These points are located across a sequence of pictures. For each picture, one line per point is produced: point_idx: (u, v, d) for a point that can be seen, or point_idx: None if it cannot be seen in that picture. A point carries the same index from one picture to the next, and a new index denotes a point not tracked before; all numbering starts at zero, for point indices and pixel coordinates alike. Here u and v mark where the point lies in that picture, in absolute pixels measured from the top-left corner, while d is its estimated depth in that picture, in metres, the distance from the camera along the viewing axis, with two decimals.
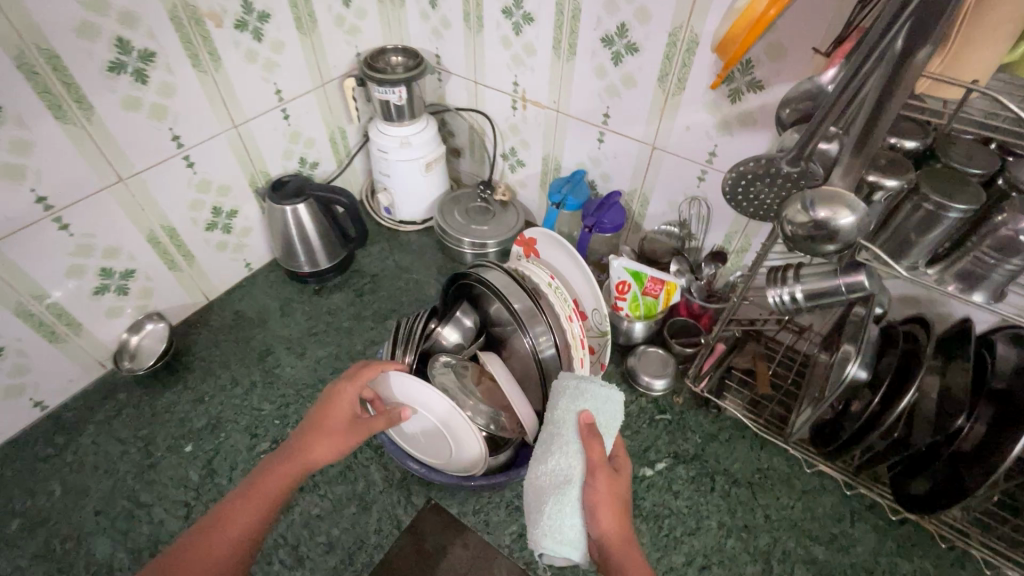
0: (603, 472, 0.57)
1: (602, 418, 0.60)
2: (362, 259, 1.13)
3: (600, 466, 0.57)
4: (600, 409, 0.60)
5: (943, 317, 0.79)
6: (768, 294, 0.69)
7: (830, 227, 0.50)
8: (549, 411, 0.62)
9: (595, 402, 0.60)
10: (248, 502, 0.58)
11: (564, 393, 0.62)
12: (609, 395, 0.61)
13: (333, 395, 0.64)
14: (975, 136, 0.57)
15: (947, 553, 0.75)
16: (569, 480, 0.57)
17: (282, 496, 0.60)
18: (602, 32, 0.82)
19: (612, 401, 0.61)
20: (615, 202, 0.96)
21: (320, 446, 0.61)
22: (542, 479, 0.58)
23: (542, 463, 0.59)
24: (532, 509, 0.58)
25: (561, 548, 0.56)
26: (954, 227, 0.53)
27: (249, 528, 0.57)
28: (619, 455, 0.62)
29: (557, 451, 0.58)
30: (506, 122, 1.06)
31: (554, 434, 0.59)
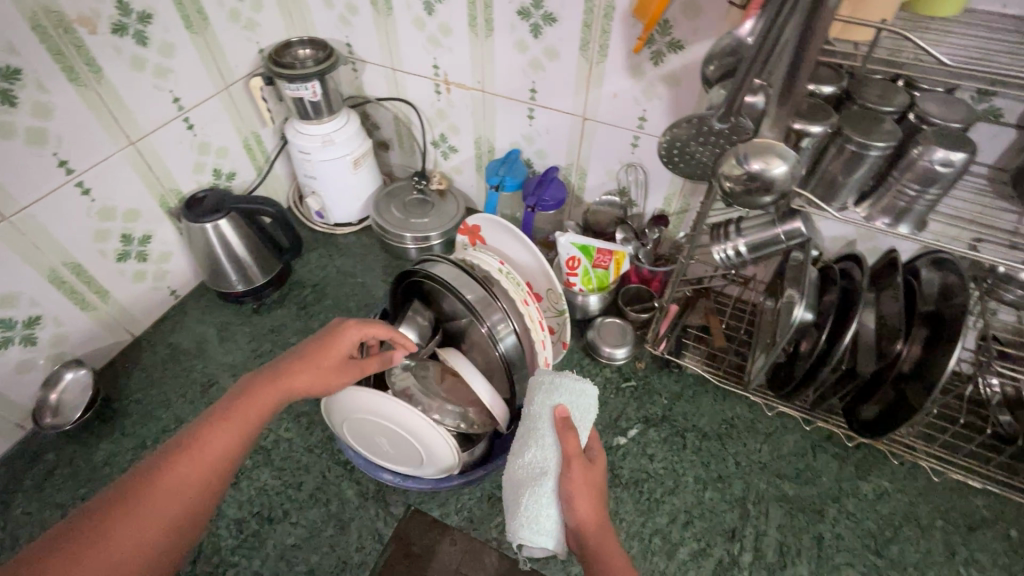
0: (578, 462, 0.56)
1: (578, 412, 0.60)
2: (300, 269, 1.07)
3: (575, 456, 0.56)
4: (575, 402, 0.60)
5: (872, 251, 0.84)
6: (713, 251, 0.70)
7: (764, 178, 0.51)
8: (526, 406, 0.62)
9: (569, 396, 0.60)
10: (228, 425, 0.53)
11: (539, 388, 0.61)
12: (583, 389, 0.61)
13: (341, 330, 0.63)
14: (884, 75, 0.60)
15: (900, 467, 0.81)
16: (545, 472, 0.57)
17: (261, 420, 0.56)
18: (518, 4, 0.80)
19: (586, 394, 0.61)
20: (554, 177, 0.95)
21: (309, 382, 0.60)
22: (519, 472, 0.58)
23: (519, 457, 0.59)
24: (509, 503, 0.58)
25: (537, 538, 0.56)
26: (876, 165, 0.55)
27: (227, 453, 0.53)
28: (596, 446, 0.61)
29: (534, 444, 0.58)
30: (432, 108, 1.02)
31: (530, 428, 0.59)
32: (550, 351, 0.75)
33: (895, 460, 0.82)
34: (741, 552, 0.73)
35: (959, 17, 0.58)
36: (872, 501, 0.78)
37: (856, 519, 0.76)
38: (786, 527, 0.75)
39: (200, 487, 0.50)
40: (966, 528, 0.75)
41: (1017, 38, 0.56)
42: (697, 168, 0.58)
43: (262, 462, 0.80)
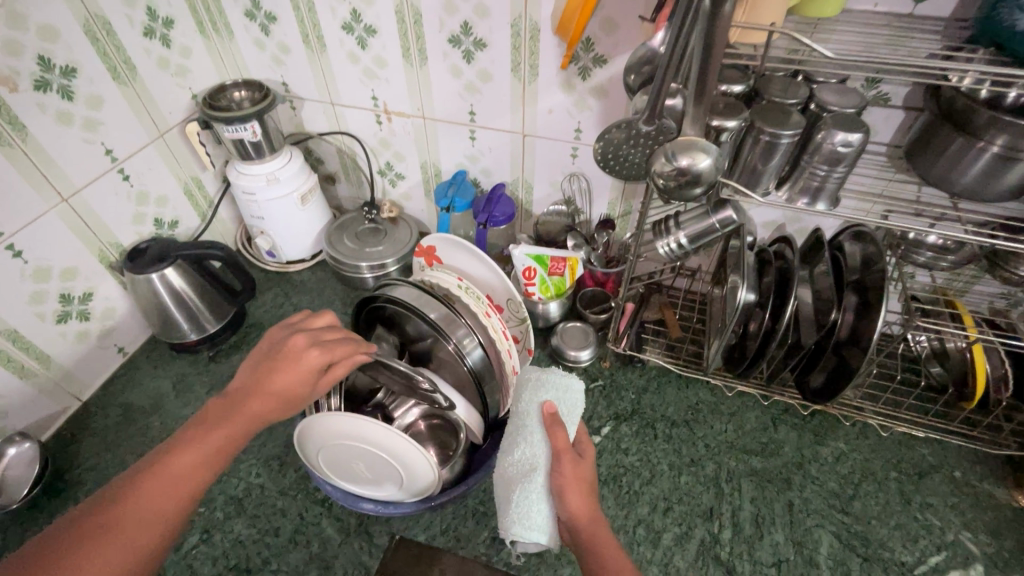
0: (566, 456, 0.58)
1: (565, 407, 0.61)
2: (255, 311, 1.05)
3: (565, 451, 0.58)
4: (561, 398, 0.61)
5: (801, 231, 0.90)
6: (658, 246, 0.74)
7: (693, 172, 0.55)
8: (514, 403, 0.63)
9: (555, 392, 0.61)
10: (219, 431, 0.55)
11: (527, 385, 0.63)
12: (570, 386, 0.62)
13: (298, 354, 0.60)
14: (786, 72, 0.66)
15: (851, 428, 0.87)
16: (535, 468, 0.58)
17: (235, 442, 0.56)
18: (448, 33, 0.83)
19: (574, 391, 0.62)
20: (502, 194, 0.98)
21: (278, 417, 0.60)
22: (509, 469, 0.59)
23: (509, 454, 0.60)
24: (500, 502, 0.59)
25: (530, 534, 0.56)
26: (788, 151, 0.60)
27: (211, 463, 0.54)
28: (582, 437, 0.62)
29: (522, 441, 0.59)
30: (375, 138, 1.04)
31: (519, 425, 0.60)
32: (517, 359, 0.77)
33: (845, 422, 0.88)
34: (720, 530, 0.76)
35: (840, 16, 0.65)
36: (831, 463, 0.83)
37: (820, 482, 0.81)
38: (759, 500, 0.79)
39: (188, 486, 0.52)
40: (916, 475, 0.82)
41: (891, 30, 0.64)
42: (631, 171, 0.63)
43: (235, 512, 0.77)
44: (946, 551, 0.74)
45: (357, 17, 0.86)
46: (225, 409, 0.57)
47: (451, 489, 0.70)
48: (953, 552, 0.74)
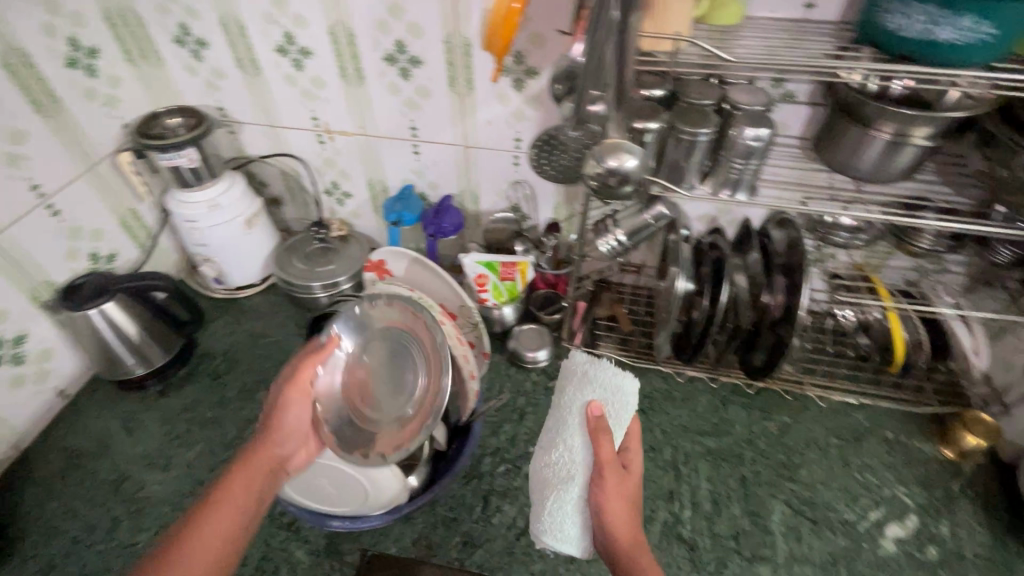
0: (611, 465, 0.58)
1: (612, 410, 0.62)
2: (205, 340, 1.02)
3: (610, 459, 0.58)
4: (612, 397, 0.62)
5: (732, 221, 0.97)
6: (599, 244, 0.77)
7: (622, 172, 0.59)
8: (561, 401, 0.65)
9: (605, 392, 0.63)
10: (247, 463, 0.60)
11: (574, 381, 0.65)
12: (622, 381, 0.63)
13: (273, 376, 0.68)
14: (702, 75, 0.71)
15: (793, 402, 0.93)
16: (572, 477, 0.60)
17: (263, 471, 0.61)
18: (383, 52, 0.85)
19: (626, 385, 0.63)
20: (450, 205, 0.99)
21: (289, 437, 0.64)
22: (546, 471, 0.63)
23: (548, 455, 0.63)
24: (537, 504, 0.63)
25: (562, 544, 0.60)
26: (707, 146, 0.65)
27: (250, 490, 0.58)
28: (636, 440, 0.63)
29: (561, 445, 0.62)
30: (319, 157, 1.04)
31: (560, 426, 0.63)
32: (473, 363, 0.79)
33: (787, 396, 0.93)
34: (681, 509, 0.80)
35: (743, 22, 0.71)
36: (778, 436, 0.88)
37: (769, 454, 0.86)
38: (714, 477, 0.83)
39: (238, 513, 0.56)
40: (853, 439, 0.88)
41: (789, 34, 0.70)
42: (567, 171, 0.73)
43: None
44: (883, 505, 0.81)
45: (291, 40, 0.87)
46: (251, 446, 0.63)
47: (414, 496, 0.72)
48: (890, 506, 0.81)
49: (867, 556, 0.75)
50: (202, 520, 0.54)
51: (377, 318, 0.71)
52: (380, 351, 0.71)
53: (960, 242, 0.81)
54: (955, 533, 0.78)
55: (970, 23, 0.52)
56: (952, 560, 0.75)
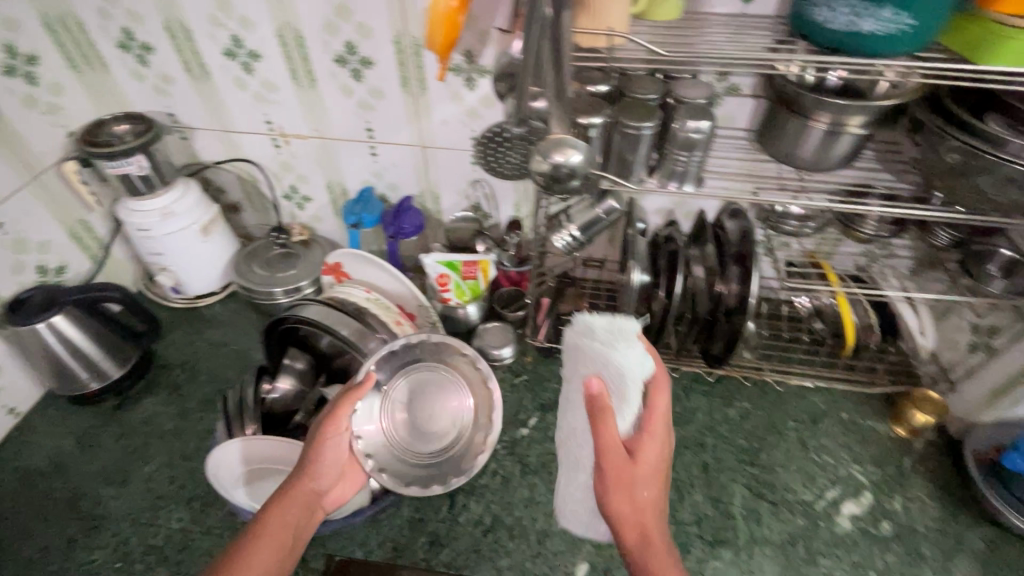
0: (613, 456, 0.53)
1: (615, 390, 0.52)
2: (164, 351, 1.00)
3: (611, 450, 0.52)
4: (615, 375, 0.51)
5: (688, 213, 0.99)
6: (554, 240, 0.77)
7: (567, 167, 0.60)
8: (566, 374, 0.56)
9: (604, 370, 0.51)
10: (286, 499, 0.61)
11: (571, 355, 0.55)
12: (626, 349, 0.51)
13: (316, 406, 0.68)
14: (646, 71, 0.73)
15: (752, 387, 0.95)
16: (579, 464, 0.57)
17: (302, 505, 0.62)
18: (333, 53, 0.84)
19: (631, 352, 0.51)
20: (410, 205, 0.99)
21: (326, 470, 0.65)
22: (560, 451, 0.60)
23: (561, 433, 0.60)
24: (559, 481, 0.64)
25: (578, 522, 0.62)
26: (652, 139, 0.67)
27: (286, 527, 0.59)
28: (651, 407, 0.55)
29: (566, 429, 0.58)
30: (276, 161, 1.03)
31: (566, 405, 0.57)
32: None
33: (746, 382, 0.96)
34: None
35: (684, 18, 0.73)
36: (739, 422, 0.90)
37: (730, 440, 0.88)
38: (676, 465, 0.85)
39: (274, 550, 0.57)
40: (811, 422, 0.90)
41: (729, 29, 0.72)
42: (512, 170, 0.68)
43: (157, 562, 0.74)
44: (840, 484, 0.83)
45: (238, 43, 0.86)
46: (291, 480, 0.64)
47: (377, 496, 0.74)
48: (846, 485, 0.83)
49: (825, 534, 0.77)
50: (240, 556, 0.56)
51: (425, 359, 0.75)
52: (420, 382, 0.74)
53: (901, 226, 0.84)
54: (907, 508, 0.80)
55: (890, 15, 0.55)
56: (906, 534, 0.78)
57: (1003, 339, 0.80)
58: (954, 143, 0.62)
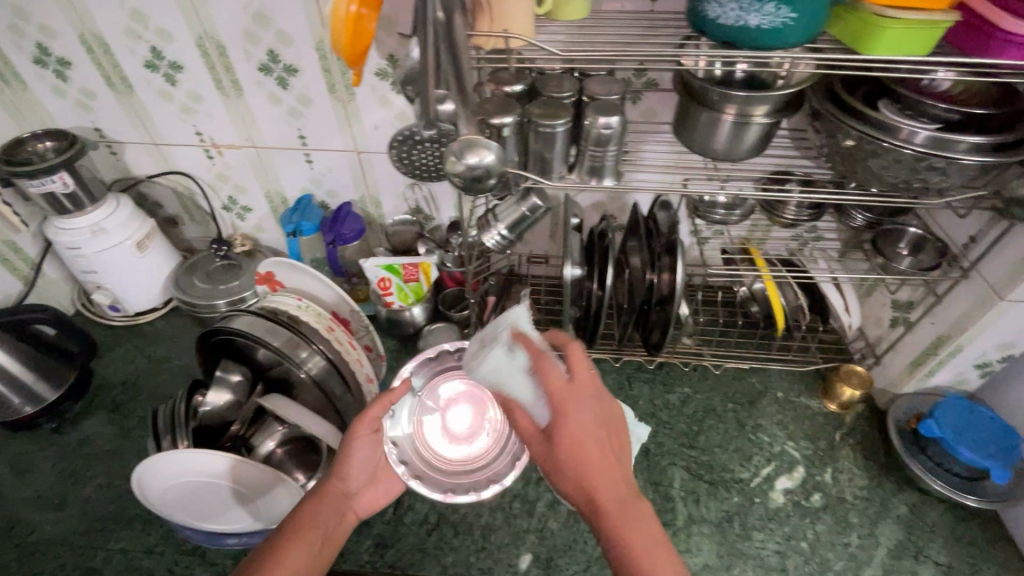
0: (532, 435, 0.56)
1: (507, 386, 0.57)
2: (104, 371, 0.98)
3: (527, 431, 0.56)
4: (496, 382, 0.58)
5: (624, 206, 1.01)
6: (485, 239, 0.78)
7: (480, 168, 0.61)
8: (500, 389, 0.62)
9: (489, 381, 0.58)
10: (318, 504, 0.62)
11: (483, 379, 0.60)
12: (496, 355, 0.58)
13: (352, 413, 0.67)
14: (563, 70, 0.75)
15: (692, 372, 0.98)
16: None
17: (331, 513, 0.62)
18: (256, 62, 0.84)
19: (501, 356, 0.58)
20: (348, 211, 1.00)
21: (356, 475, 0.65)
22: None
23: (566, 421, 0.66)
24: None
25: None
26: (566, 137, 0.68)
27: (322, 531, 0.60)
28: (545, 382, 0.55)
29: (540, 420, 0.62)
30: (211, 173, 1.02)
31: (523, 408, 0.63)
32: (368, 367, 0.81)
33: (686, 367, 0.98)
34: None
35: (596, 17, 0.75)
36: (679, 406, 0.93)
37: (670, 425, 0.91)
38: None
39: (309, 554, 0.58)
40: (748, 402, 0.93)
41: (638, 27, 0.74)
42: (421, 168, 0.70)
43: None
44: (775, 461, 0.86)
45: (159, 54, 0.85)
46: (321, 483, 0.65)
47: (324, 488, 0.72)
48: (780, 461, 0.86)
49: (759, 510, 0.80)
50: (275, 557, 0.56)
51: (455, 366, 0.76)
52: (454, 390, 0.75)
53: (820, 210, 0.88)
54: (837, 479, 0.84)
55: (773, 9, 0.57)
56: (835, 504, 0.81)
57: (917, 311, 0.85)
58: (849, 130, 0.65)
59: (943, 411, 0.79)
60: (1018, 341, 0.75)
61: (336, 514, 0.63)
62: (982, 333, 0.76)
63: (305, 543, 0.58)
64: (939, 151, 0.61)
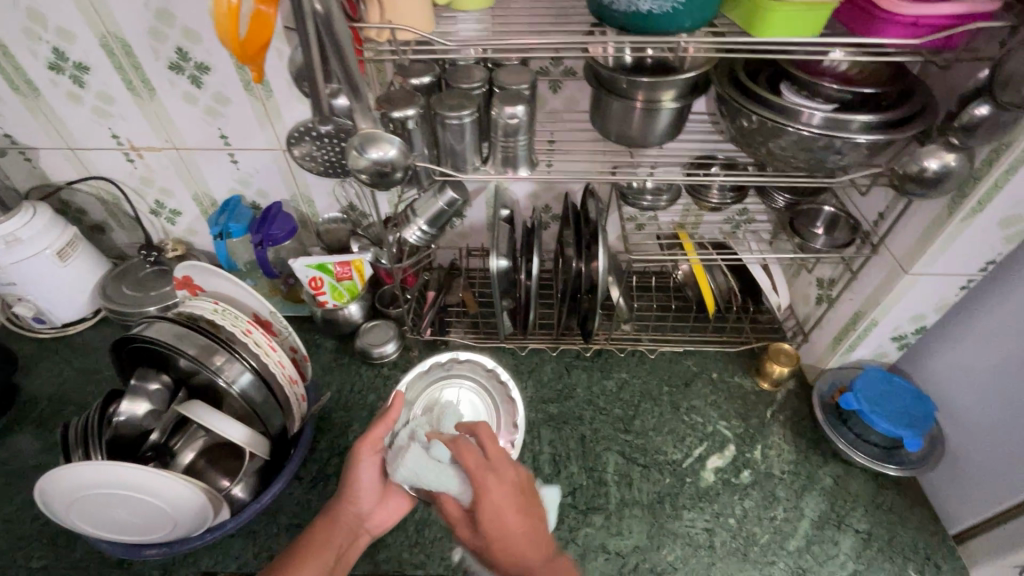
0: (459, 518, 0.60)
1: (429, 480, 0.62)
2: (29, 385, 0.95)
3: (455, 515, 0.61)
4: (419, 479, 0.63)
5: (558, 196, 1.01)
6: (406, 236, 0.78)
7: (384, 162, 0.60)
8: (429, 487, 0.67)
9: (411, 480, 0.63)
10: (329, 527, 0.67)
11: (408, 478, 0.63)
12: (415, 454, 0.64)
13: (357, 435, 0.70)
14: (476, 59, 0.74)
15: (630, 358, 0.99)
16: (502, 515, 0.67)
17: (338, 535, 0.67)
18: (166, 60, 0.82)
19: (418, 453, 0.64)
20: (278, 211, 0.98)
21: (365, 497, 0.69)
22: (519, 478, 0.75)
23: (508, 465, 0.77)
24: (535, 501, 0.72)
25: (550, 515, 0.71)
26: (475, 127, 0.68)
27: (328, 551, 0.65)
28: (460, 460, 0.59)
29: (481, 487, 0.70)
30: (133, 177, 0.99)
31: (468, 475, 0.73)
32: (294, 369, 0.79)
33: (623, 353, 0.99)
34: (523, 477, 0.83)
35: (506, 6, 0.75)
36: (616, 392, 0.94)
37: (607, 410, 0.92)
38: (555, 441, 0.87)
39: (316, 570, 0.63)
40: (683, 384, 0.95)
41: (547, 16, 0.74)
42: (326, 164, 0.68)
43: None
44: (707, 441, 0.88)
45: (62, 55, 0.82)
46: (331, 505, 0.69)
47: (263, 489, 0.73)
48: (712, 441, 0.87)
49: (690, 489, 0.82)
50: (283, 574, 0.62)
51: (476, 375, 0.85)
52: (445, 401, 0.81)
53: (742, 192, 0.89)
54: (766, 455, 0.86)
55: None
56: (763, 479, 0.83)
57: (838, 288, 0.87)
58: (750, 113, 0.65)
59: (863, 384, 0.82)
60: (928, 312, 0.78)
61: (343, 538, 0.67)
62: (894, 307, 0.78)
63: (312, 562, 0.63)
64: (836, 130, 0.62)
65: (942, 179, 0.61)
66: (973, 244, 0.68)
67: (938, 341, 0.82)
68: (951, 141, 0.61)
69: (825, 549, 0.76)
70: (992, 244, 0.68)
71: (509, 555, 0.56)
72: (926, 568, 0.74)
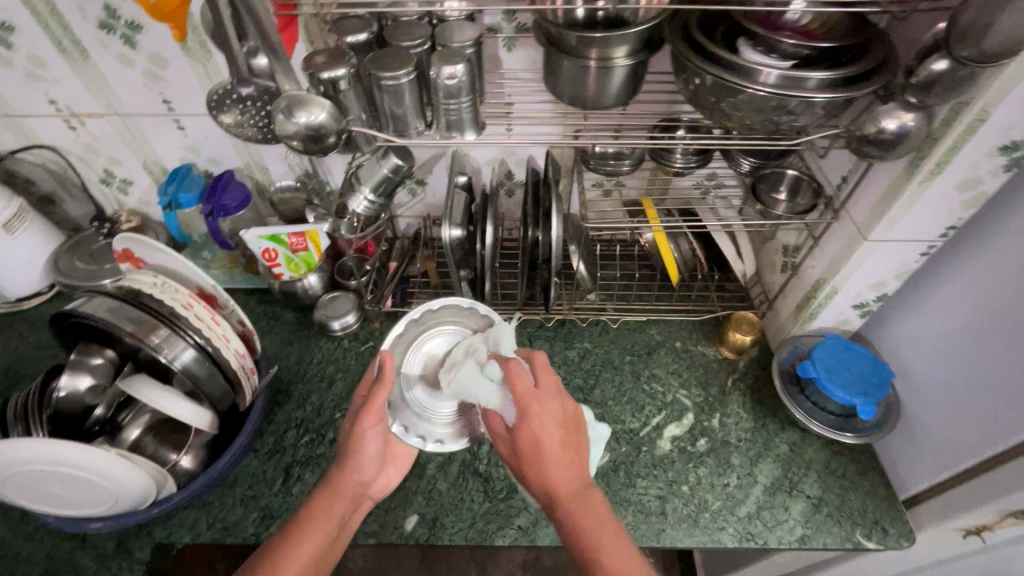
0: (501, 435, 0.64)
1: (483, 395, 0.64)
2: None
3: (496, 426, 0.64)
4: (470, 393, 0.65)
5: (521, 161, 0.97)
6: (353, 205, 0.76)
7: (313, 127, 0.57)
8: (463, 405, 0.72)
9: (463, 393, 0.66)
10: (333, 500, 0.65)
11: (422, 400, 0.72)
12: (469, 369, 0.66)
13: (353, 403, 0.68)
14: (416, 15, 0.69)
15: (593, 327, 0.98)
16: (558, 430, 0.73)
17: (339, 507, 0.65)
18: (94, 19, 0.78)
19: (471, 371, 0.66)
20: (230, 179, 0.94)
21: (368, 467, 0.68)
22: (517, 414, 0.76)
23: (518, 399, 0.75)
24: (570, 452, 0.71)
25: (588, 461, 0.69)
26: (415, 87, 0.64)
27: (333, 520, 0.64)
28: (512, 384, 0.60)
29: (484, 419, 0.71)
30: (76, 145, 0.95)
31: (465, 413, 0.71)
32: (243, 344, 0.78)
33: (586, 323, 0.98)
34: (480, 447, 0.82)
35: None
36: (577, 361, 0.93)
37: (567, 380, 0.91)
38: None
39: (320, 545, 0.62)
40: (646, 353, 0.94)
41: None
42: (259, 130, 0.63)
43: None
44: (666, 410, 0.87)
45: None
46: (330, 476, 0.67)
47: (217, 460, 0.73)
48: (671, 410, 0.87)
49: (645, 458, 0.82)
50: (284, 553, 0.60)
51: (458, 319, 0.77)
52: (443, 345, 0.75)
53: (706, 156, 0.86)
54: (723, 423, 0.86)
55: None
56: (719, 447, 0.83)
57: (801, 255, 0.85)
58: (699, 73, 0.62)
59: (820, 352, 0.81)
60: (888, 280, 0.76)
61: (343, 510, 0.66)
62: (852, 275, 0.76)
63: (315, 536, 0.62)
64: (789, 90, 0.59)
65: (899, 141, 0.58)
66: (932, 209, 0.65)
67: (903, 309, 0.80)
68: (908, 101, 0.58)
69: (775, 514, 0.77)
70: (951, 209, 0.65)
71: (543, 480, 0.59)
72: (873, 532, 0.75)
